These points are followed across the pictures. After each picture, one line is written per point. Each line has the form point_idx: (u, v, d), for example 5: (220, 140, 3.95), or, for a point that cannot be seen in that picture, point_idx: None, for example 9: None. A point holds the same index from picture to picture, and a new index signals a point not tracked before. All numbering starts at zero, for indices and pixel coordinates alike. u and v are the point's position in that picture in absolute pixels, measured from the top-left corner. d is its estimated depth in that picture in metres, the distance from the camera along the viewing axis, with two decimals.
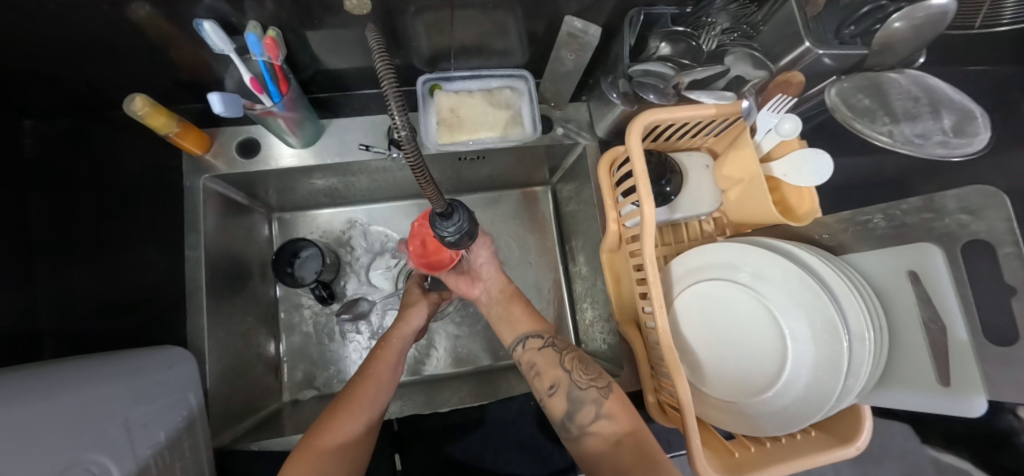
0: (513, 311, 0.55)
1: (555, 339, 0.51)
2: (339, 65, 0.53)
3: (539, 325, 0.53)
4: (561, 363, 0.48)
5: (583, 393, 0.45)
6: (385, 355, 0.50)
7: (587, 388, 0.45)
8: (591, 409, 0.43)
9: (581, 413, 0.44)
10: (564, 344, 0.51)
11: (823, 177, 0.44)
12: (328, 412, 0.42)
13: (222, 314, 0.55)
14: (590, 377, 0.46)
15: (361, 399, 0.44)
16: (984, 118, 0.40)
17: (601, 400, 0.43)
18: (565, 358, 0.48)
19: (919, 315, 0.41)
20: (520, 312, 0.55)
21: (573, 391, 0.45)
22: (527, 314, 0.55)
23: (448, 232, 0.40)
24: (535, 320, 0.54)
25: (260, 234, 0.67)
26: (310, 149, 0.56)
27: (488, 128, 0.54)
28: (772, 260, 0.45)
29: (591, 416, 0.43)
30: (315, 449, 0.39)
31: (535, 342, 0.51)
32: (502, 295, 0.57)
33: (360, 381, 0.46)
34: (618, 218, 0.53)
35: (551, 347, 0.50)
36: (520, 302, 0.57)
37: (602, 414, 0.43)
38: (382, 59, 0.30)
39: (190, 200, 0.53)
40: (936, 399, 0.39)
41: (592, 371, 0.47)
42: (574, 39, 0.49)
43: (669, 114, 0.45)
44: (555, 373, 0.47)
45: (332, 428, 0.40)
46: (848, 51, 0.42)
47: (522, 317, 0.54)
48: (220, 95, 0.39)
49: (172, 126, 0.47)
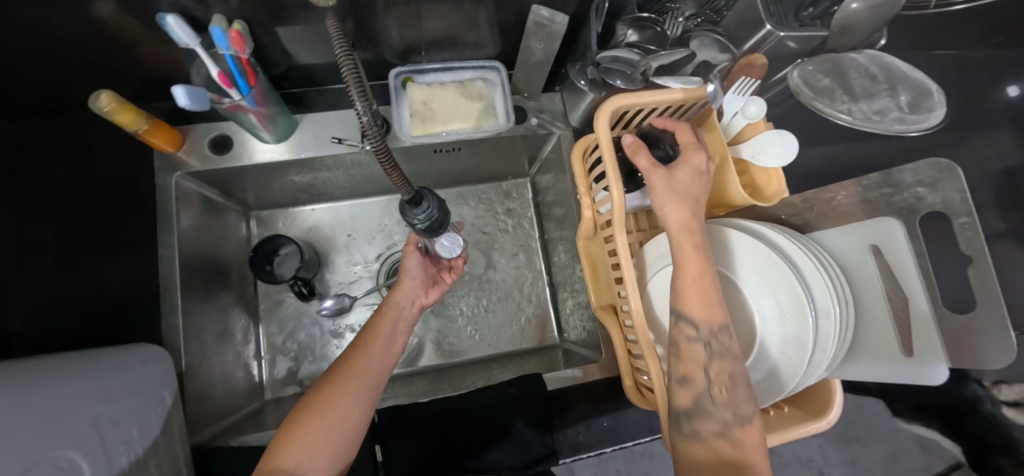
0: (689, 294, 0.37)
1: (715, 336, 0.36)
2: (310, 61, 0.53)
3: (713, 313, 0.36)
4: (705, 365, 0.36)
5: (713, 408, 0.35)
6: (381, 326, 0.48)
7: (722, 406, 0.35)
8: (715, 425, 0.35)
9: (704, 424, 0.36)
10: (723, 347, 0.37)
11: (788, 158, 0.46)
12: (324, 385, 0.42)
13: (199, 311, 0.55)
14: (729, 397, 0.36)
15: (356, 371, 0.43)
16: (937, 95, 0.41)
17: (731, 425, 0.35)
18: (711, 363, 0.36)
19: (882, 288, 0.42)
20: (691, 282, 0.37)
21: (704, 400, 0.36)
22: (700, 287, 0.37)
23: (418, 220, 0.40)
24: (709, 304, 0.36)
25: (237, 233, 0.67)
26: (284, 144, 0.56)
27: (461, 119, 0.54)
28: (741, 239, 0.45)
29: (714, 432, 0.35)
30: (308, 420, 0.39)
31: (688, 328, 0.37)
32: (687, 252, 0.37)
33: (354, 352, 0.45)
34: (592, 205, 0.54)
35: (704, 345, 0.36)
36: (705, 279, 0.37)
37: (727, 434, 0.35)
38: (343, 51, 0.31)
39: (165, 200, 0.54)
40: (900, 370, 0.40)
41: (737, 390, 0.36)
42: (541, 28, 0.50)
43: (637, 99, 0.46)
44: (693, 368, 0.37)
45: (329, 402, 0.40)
46: (808, 32, 0.43)
47: (691, 292, 0.37)
48: (184, 89, 0.39)
49: (142, 123, 0.47)
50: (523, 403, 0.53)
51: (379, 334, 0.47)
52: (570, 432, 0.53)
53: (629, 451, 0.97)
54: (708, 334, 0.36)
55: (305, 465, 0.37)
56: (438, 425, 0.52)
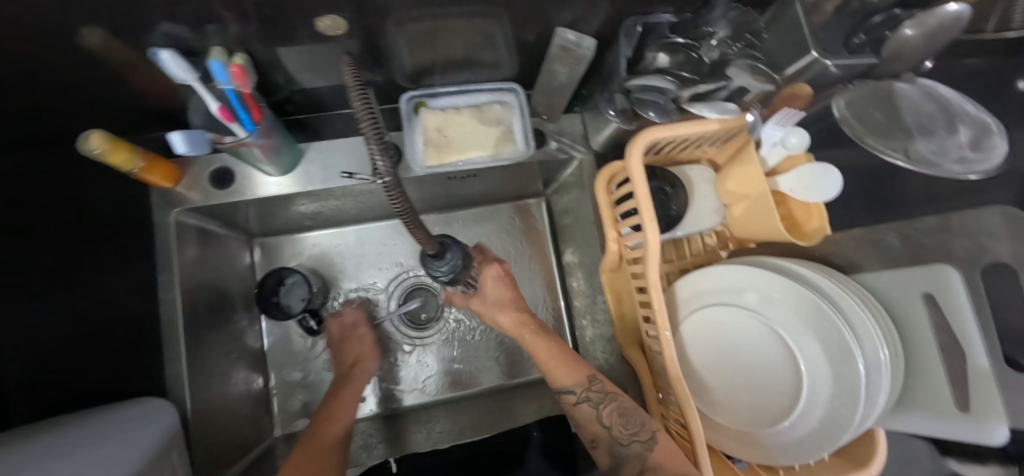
0: (547, 361, 0.50)
1: (589, 390, 0.47)
2: (315, 85, 0.50)
3: (576, 374, 0.48)
4: (600, 418, 0.45)
5: (626, 450, 0.43)
6: None
7: (629, 443, 0.43)
8: (636, 464, 0.42)
9: (626, 467, 0.42)
10: (602, 392, 0.47)
11: (835, 192, 0.42)
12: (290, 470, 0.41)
13: (206, 351, 0.52)
14: (628, 431, 0.43)
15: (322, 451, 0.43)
16: (1000, 133, 0.38)
17: (645, 453, 0.41)
18: (602, 411, 0.46)
19: (935, 337, 0.39)
20: (549, 361, 0.50)
21: (616, 448, 0.44)
22: (558, 360, 0.49)
23: (441, 272, 0.38)
24: (570, 366, 0.49)
25: (241, 263, 0.64)
26: (288, 178, 0.52)
27: (479, 146, 0.51)
28: (783, 283, 0.42)
29: (636, 470, 0.41)
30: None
31: (570, 399, 0.48)
32: (532, 338, 0.51)
33: (320, 431, 0.46)
34: (618, 238, 0.51)
35: (589, 403, 0.47)
36: (561, 355, 0.50)
37: (649, 465, 0.41)
38: (358, 97, 0.28)
39: (162, 238, 0.49)
40: (953, 426, 0.37)
41: (631, 423, 0.44)
42: (567, 52, 0.46)
43: (673, 131, 0.43)
44: (595, 429, 0.46)
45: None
46: (858, 60, 0.40)
47: (557, 368, 0.49)
48: (182, 133, 0.35)
49: (136, 161, 0.43)
50: (548, 445, 0.51)
51: None
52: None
53: None
54: (582, 392, 0.47)
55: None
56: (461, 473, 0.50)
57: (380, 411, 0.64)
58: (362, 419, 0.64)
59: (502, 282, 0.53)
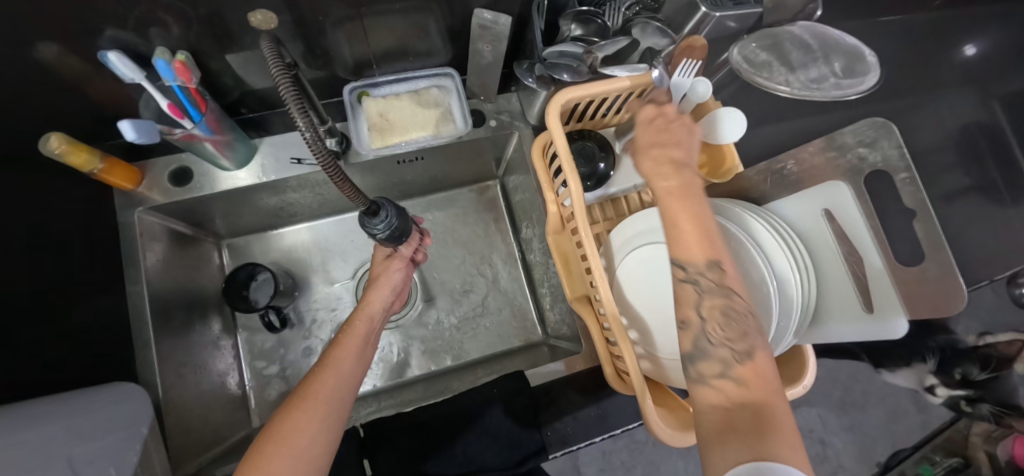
0: (682, 230, 0.34)
1: (709, 271, 0.33)
2: (264, 85, 0.54)
3: (709, 251, 0.33)
4: (699, 305, 0.33)
5: (711, 349, 0.32)
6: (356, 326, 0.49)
7: (717, 345, 0.32)
8: (716, 367, 0.32)
9: (704, 365, 0.32)
10: (717, 284, 0.33)
11: (739, 133, 0.45)
12: (307, 382, 0.42)
13: (175, 344, 0.54)
14: (726, 333, 0.32)
15: (336, 364, 0.44)
16: (869, 58, 0.43)
17: (732, 363, 0.31)
18: (706, 302, 0.33)
19: (839, 249, 0.43)
20: (677, 219, 0.34)
21: (698, 342, 0.33)
22: (695, 231, 0.34)
23: (378, 230, 0.41)
24: (704, 239, 0.34)
25: (211, 263, 0.67)
26: (246, 171, 0.56)
27: (419, 127, 0.55)
28: None
29: (715, 372, 0.32)
30: (301, 407, 0.39)
31: (679, 272, 0.34)
32: (664, 195, 0.34)
33: (336, 348, 0.46)
34: (556, 199, 0.54)
35: (694, 284, 0.34)
36: (695, 220, 0.34)
37: (730, 374, 0.31)
38: (280, 71, 0.32)
39: (127, 235, 0.53)
40: (862, 327, 0.41)
41: (735, 327, 0.32)
42: (486, 31, 0.50)
43: (585, 91, 0.46)
44: (687, 311, 0.34)
45: (288, 430, 0.38)
46: (744, 11, 0.45)
47: (690, 237, 0.34)
48: (131, 123, 0.39)
49: (96, 162, 0.47)
50: (508, 402, 0.53)
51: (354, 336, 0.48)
52: (558, 426, 0.53)
53: (630, 440, 0.98)
54: (693, 272, 0.34)
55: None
56: (427, 435, 0.52)
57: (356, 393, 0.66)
58: None
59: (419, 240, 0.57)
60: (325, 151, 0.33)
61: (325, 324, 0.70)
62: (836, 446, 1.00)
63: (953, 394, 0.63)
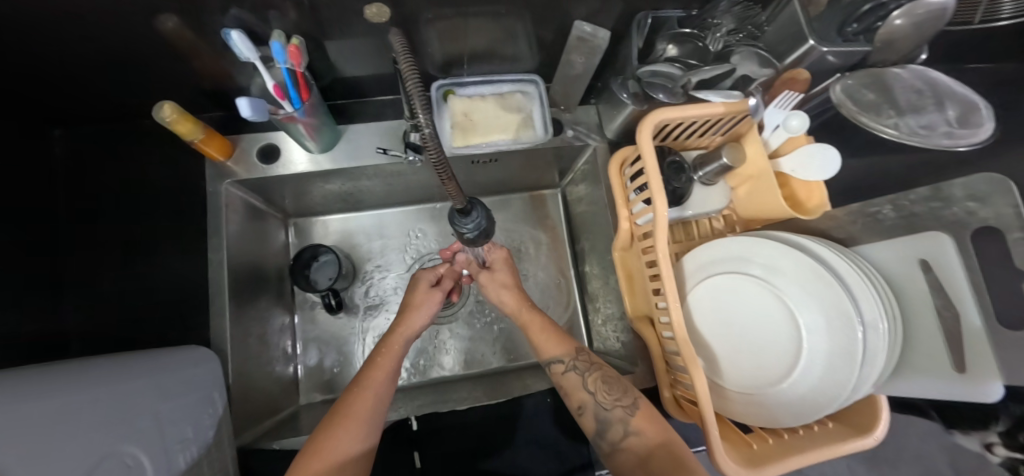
0: (540, 333, 0.51)
1: (577, 360, 0.48)
2: (357, 73, 0.55)
3: (566, 348, 0.49)
4: (584, 384, 0.46)
5: (608, 414, 0.44)
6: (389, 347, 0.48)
7: (612, 408, 0.44)
8: (619, 429, 0.43)
9: (610, 432, 0.43)
10: (588, 367, 0.47)
11: (831, 171, 0.45)
12: (341, 404, 0.43)
13: (242, 314, 0.56)
14: (613, 398, 0.44)
15: (371, 386, 0.44)
16: (986, 109, 0.41)
17: (628, 419, 0.43)
18: (588, 379, 0.46)
19: (932, 301, 0.41)
20: (545, 335, 0.50)
21: (599, 413, 0.44)
22: (549, 335, 0.50)
23: (467, 229, 0.42)
24: (563, 339, 0.50)
25: (277, 240, 0.68)
26: (329, 155, 0.58)
27: (501, 130, 0.55)
28: (785, 252, 0.45)
29: (620, 434, 0.42)
30: (342, 427, 0.41)
31: (558, 368, 0.48)
32: (524, 314, 0.53)
33: (367, 370, 0.46)
34: (629, 216, 0.54)
35: (578, 373, 0.47)
36: (547, 328, 0.51)
37: (631, 431, 0.42)
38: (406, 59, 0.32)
39: (213, 205, 0.54)
40: (951, 385, 0.40)
41: (615, 390, 0.45)
42: (583, 43, 0.51)
43: (679, 113, 0.46)
44: (581, 396, 0.46)
45: (328, 443, 0.39)
46: (852, 48, 0.44)
47: (549, 340, 0.50)
48: (248, 100, 0.41)
49: (198, 133, 0.49)
50: (558, 413, 0.53)
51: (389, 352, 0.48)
52: None
53: None
54: (569, 361, 0.48)
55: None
56: (475, 434, 0.52)
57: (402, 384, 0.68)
58: None
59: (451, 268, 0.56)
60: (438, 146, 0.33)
61: (376, 311, 0.71)
62: None
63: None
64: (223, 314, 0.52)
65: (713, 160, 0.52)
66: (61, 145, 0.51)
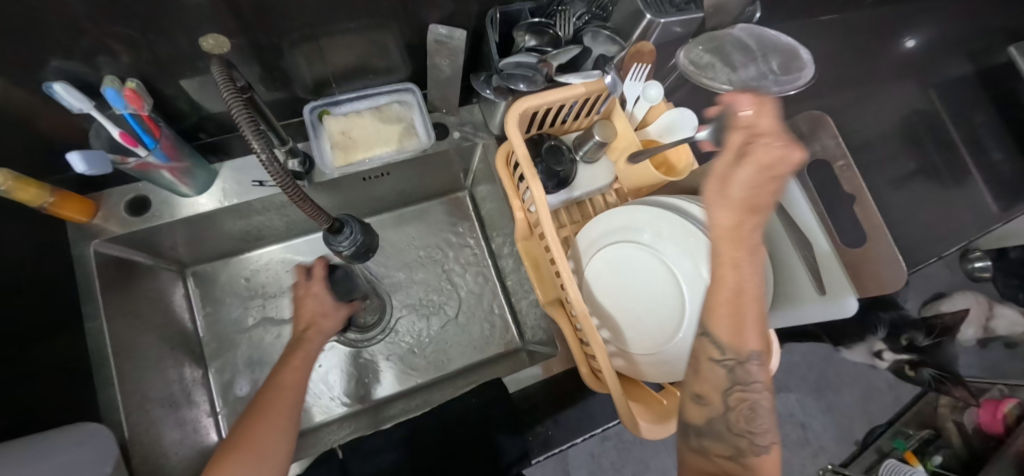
0: (719, 301, 0.34)
1: (740, 363, 0.35)
2: (219, 108, 0.53)
3: (744, 340, 0.34)
4: (728, 392, 0.36)
5: (727, 435, 0.36)
6: (298, 361, 0.50)
7: (739, 435, 0.36)
8: (728, 450, 0.36)
9: (717, 448, 0.37)
10: (749, 373, 0.35)
11: (692, 130, 0.49)
12: (236, 438, 0.40)
13: (139, 380, 0.52)
14: (748, 426, 0.36)
15: (283, 404, 0.44)
16: (804, 56, 0.46)
17: (749, 453, 0.36)
18: (729, 394, 0.36)
19: (787, 236, 0.45)
20: (725, 303, 0.33)
21: (716, 425, 0.37)
22: (734, 322, 0.34)
23: (343, 246, 0.41)
24: (739, 336, 0.34)
25: (175, 294, 0.65)
26: (207, 196, 0.55)
27: (383, 143, 0.55)
28: (661, 215, 0.48)
29: (727, 455, 0.36)
30: (239, 458, 0.38)
31: (714, 353, 0.35)
32: (722, 264, 0.32)
33: (275, 392, 0.45)
34: (522, 205, 0.55)
35: (726, 368, 0.35)
36: (742, 306, 0.33)
37: (744, 462, 0.36)
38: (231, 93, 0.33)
39: (82, 270, 0.50)
40: (816, 310, 0.42)
41: (760, 420, 0.36)
42: (443, 45, 0.51)
43: (540, 99, 0.48)
44: (717, 393, 0.36)
45: (251, 437, 0.40)
46: (685, 16, 0.47)
47: (735, 328, 0.34)
48: (80, 155, 0.38)
49: (47, 196, 0.45)
50: (487, 410, 0.53)
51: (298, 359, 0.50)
52: (539, 430, 0.53)
53: (618, 442, 1.00)
54: (731, 360, 0.35)
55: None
56: (408, 451, 0.51)
57: (336, 414, 0.65)
58: (317, 428, 0.64)
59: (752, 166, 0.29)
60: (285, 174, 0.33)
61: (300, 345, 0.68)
62: (816, 431, 1.02)
63: (897, 357, 0.71)
64: None
65: (589, 138, 0.53)
66: None
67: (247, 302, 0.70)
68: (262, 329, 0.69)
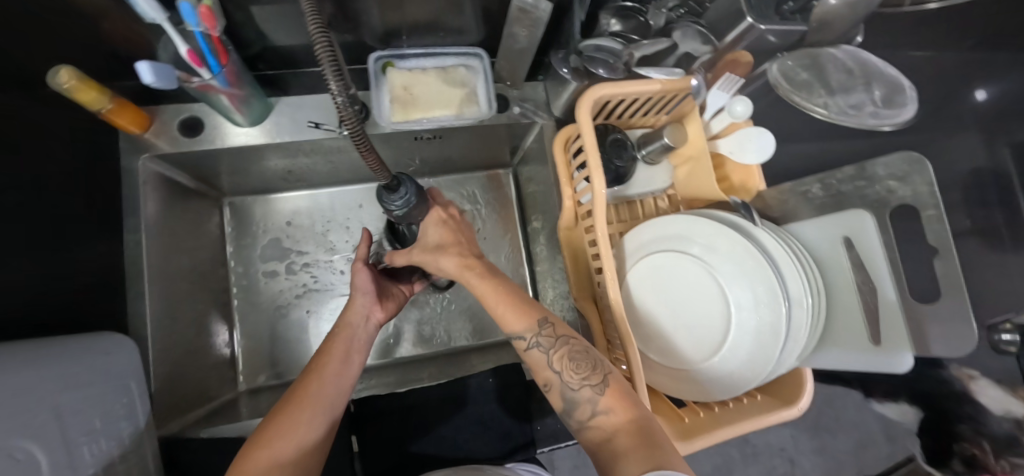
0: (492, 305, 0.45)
1: (541, 335, 0.42)
2: (284, 41, 0.51)
3: (524, 317, 0.43)
4: (550, 362, 0.41)
5: (577, 394, 0.39)
6: (335, 347, 0.45)
7: (579, 388, 0.39)
8: (587, 407, 0.38)
9: (578, 411, 0.39)
10: (553, 339, 0.42)
11: (767, 154, 0.46)
12: (296, 391, 0.40)
13: (168, 300, 0.53)
14: (579, 376, 0.39)
15: (323, 371, 0.42)
16: (911, 91, 0.42)
17: (596, 398, 0.38)
18: (553, 357, 0.42)
19: (853, 280, 0.42)
20: (495, 304, 0.45)
21: (567, 391, 0.40)
22: (507, 305, 0.44)
23: (395, 206, 0.40)
24: (522, 308, 0.44)
25: (211, 222, 0.65)
26: (259, 129, 0.54)
27: (442, 106, 0.53)
28: (720, 230, 0.45)
29: (588, 413, 0.38)
30: (297, 410, 0.38)
31: (519, 343, 0.43)
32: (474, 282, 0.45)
33: (306, 378, 0.41)
34: (573, 194, 0.53)
35: (540, 349, 0.42)
36: (503, 298, 0.44)
37: (599, 409, 0.38)
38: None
39: (129, 181, 0.50)
40: (866, 358, 0.41)
41: (583, 366, 0.40)
42: (525, 14, 0.48)
43: (617, 88, 0.46)
44: (547, 373, 0.42)
45: (274, 431, 0.36)
46: (788, 26, 0.43)
47: (507, 312, 0.44)
48: (148, 65, 0.37)
49: (106, 101, 0.45)
50: (503, 392, 0.53)
51: (334, 351, 0.44)
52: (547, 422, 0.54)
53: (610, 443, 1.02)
54: (533, 337, 0.42)
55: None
56: (416, 416, 0.51)
57: None
58: None
59: (445, 226, 0.47)
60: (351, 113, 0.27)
61: (324, 293, 0.69)
62: (805, 468, 1.01)
63: None
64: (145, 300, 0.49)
65: (656, 139, 0.52)
66: None
67: (277, 241, 0.70)
68: (288, 270, 0.69)
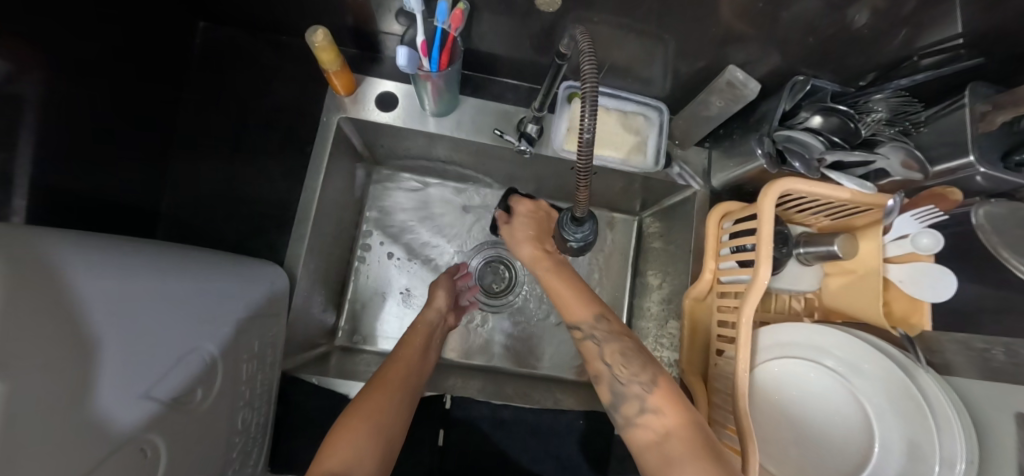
0: (559, 291, 0.48)
1: (608, 333, 0.44)
2: (491, 50, 0.54)
3: (593, 305, 0.45)
4: (601, 355, 0.43)
5: (624, 388, 0.40)
6: (411, 342, 0.53)
7: (628, 383, 0.40)
8: (635, 403, 0.39)
9: (626, 406, 0.40)
10: (608, 331, 0.43)
11: (944, 294, 0.44)
12: (381, 373, 0.46)
13: (317, 246, 0.57)
14: (627, 370, 0.40)
15: (403, 361, 0.49)
16: None
17: (644, 395, 0.39)
18: (605, 350, 0.43)
19: (1017, 459, 0.37)
20: (568, 290, 0.47)
21: (615, 385, 0.41)
22: (571, 293, 0.47)
23: (573, 238, 0.42)
24: (587, 297, 0.46)
25: (360, 185, 0.70)
26: (440, 120, 0.58)
27: (614, 148, 0.55)
28: (876, 358, 0.43)
29: (635, 409, 0.39)
30: (381, 390, 0.43)
31: (599, 327, 0.44)
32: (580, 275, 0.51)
33: (392, 363, 0.48)
34: (715, 269, 0.53)
35: (592, 339, 0.44)
36: (575, 288, 0.48)
37: (649, 407, 0.38)
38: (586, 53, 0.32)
39: (321, 133, 0.55)
40: None
41: (633, 363, 0.40)
42: (730, 88, 0.49)
43: (807, 186, 0.45)
44: (597, 364, 0.43)
45: (369, 402, 0.41)
46: (1010, 176, 0.41)
47: (573, 299, 0.46)
48: (406, 51, 0.43)
49: (337, 65, 0.49)
50: (588, 438, 0.53)
51: (411, 347, 0.52)
52: None
53: None
54: (586, 330, 0.45)
55: (360, 436, 0.37)
56: (501, 432, 0.52)
57: None
58: None
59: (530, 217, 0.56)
60: (589, 144, 0.33)
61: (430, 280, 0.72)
62: None
63: None
64: (302, 241, 0.53)
65: (822, 243, 0.51)
66: (204, 38, 0.55)
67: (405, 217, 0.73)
68: (405, 246, 0.72)
